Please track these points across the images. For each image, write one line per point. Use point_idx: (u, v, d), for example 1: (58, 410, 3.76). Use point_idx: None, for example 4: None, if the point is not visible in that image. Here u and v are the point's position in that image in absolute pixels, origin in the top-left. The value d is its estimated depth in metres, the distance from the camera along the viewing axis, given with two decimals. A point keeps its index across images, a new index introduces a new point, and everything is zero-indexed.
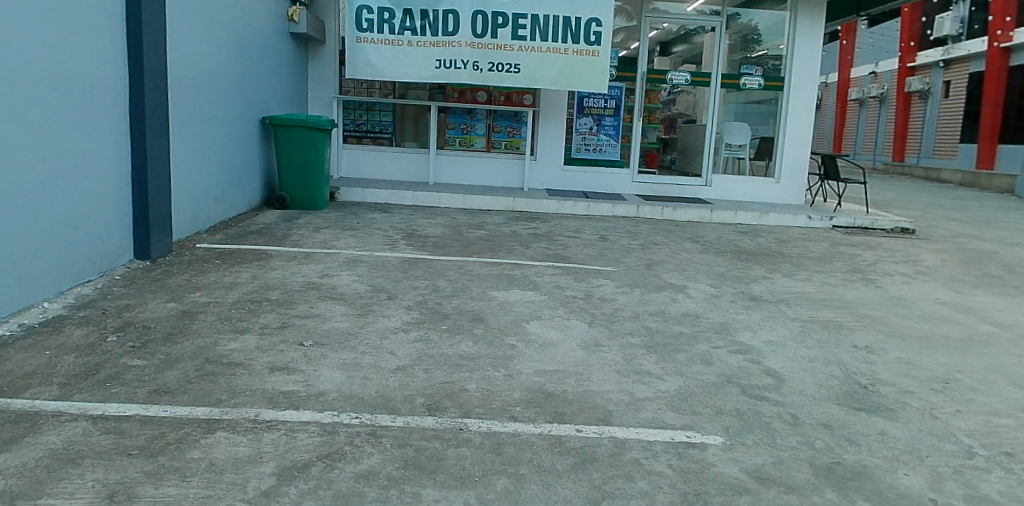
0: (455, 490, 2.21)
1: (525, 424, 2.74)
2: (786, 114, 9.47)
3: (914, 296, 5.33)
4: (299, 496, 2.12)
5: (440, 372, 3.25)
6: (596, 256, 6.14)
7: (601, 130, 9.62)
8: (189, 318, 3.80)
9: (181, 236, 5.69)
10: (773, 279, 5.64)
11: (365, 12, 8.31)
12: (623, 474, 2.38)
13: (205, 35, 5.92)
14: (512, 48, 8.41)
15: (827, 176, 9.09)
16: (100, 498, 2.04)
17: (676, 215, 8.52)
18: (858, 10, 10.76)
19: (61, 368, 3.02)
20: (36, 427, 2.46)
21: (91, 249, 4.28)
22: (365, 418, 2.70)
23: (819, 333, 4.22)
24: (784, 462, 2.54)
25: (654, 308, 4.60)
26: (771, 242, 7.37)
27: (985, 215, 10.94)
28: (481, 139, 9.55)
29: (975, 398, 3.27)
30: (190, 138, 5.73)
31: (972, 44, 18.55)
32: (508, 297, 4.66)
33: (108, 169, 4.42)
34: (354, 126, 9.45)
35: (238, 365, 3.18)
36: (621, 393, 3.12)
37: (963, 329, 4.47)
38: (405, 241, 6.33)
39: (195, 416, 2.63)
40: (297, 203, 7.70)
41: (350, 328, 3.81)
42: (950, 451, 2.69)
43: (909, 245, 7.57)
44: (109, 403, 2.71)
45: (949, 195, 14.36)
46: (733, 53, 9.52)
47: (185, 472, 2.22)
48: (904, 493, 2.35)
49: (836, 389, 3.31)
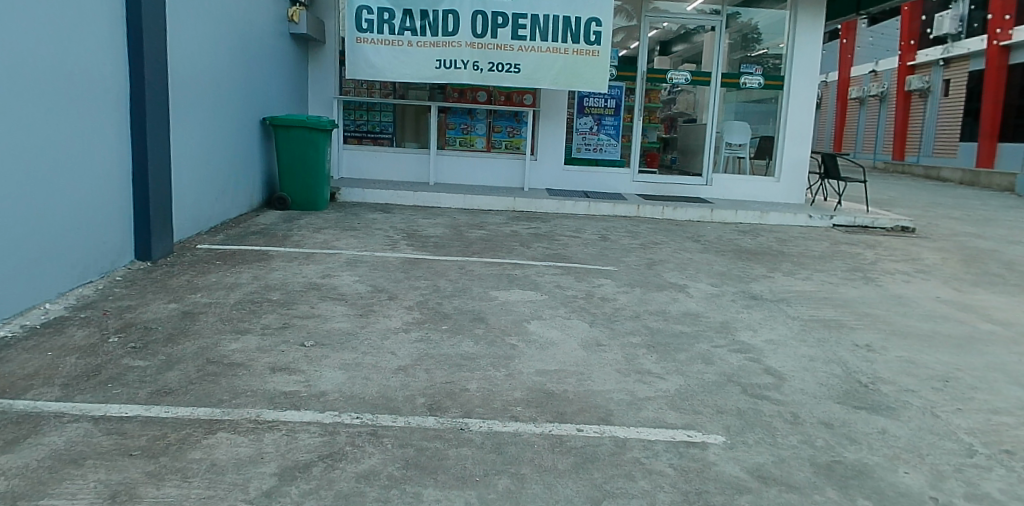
0: (455, 490, 2.21)
1: (526, 423, 2.74)
2: (786, 113, 9.47)
3: (915, 294, 5.32)
4: (300, 496, 2.12)
5: (441, 372, 3.25)
6: (596, 256, 6.14)
7: (601, 129, 9.62)
8: (190, 319, 3.81)
9: (181, 237, 5.70)
10: (773, 278, 5.64)
11: (364, 12, 8.31)
12: (624, 473, 2.38)
13: (205, 35, 5.93)
14: (512, 47, 8.41)
15: (828, 175, 9.08)
16: (101, 498, 2.05)
17: (677, 214, 8.52)
18: (858, 8, 10.73)
19: (63, 368, 3.03)
20: (38, 428, 2.47)
21: (92, 249, 4.29)
22: (366, 418, 2.70)
23: (819, 332, 4.22)
24: (785, 461, 2.54)
25: (655, 308, 4.60)
26: (771, 241, 7.36)
27: (985, 213, 10.93)
28: (481, 139, 9.55)
29: (975, 397, 3.27)
30: (190, 139, 5.74)
31: (972, 43, 18.54)
32: (508, 297, 4.67)
33: (109, 170, 4.43)
34: (354, 127, 9.45)
35: (240, 366, 3.19)
36: (621, 393, 3.12)
37: (963, 327, 4.47)
38: (405, 241, 6.33)
39: (196, 416, 2.64)
40: (298, 203, 7.70)
41: (351, 329, 3.81)
42: (950, 450, 2.70)
43: (910, 244, 7.57)
44: (111, 403, 2.72)
45: (950, 193, 14.34)
46: (733, 52, 9.52)
47: (186, 473, 2.22)
48: (905, 491, 2.35)
49: (837, 387, 3.31)
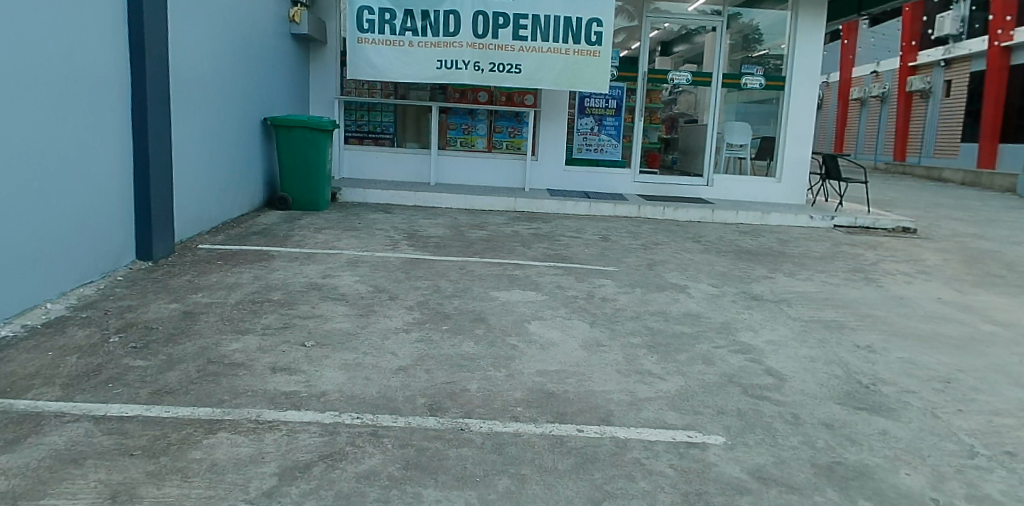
0: (455, 490, 2.21)
1: (527, 424, 2.74)
2: (787, 114, 9.47)
3: (916, 295, 5.31)
4: (300, 496, 2.12)
5: (441, 372, 3.26)
6: (597, 256, 6.14)
7: (602, 130, 9.62)
8: (191, 319, 3.81)
9: (183, 236, 5.71)
10: (774, 279, 5.63)
11: (365, 12, 8.31)
12: (623, 474, 2.38)
13: (206, 36, 5.93)
14: (513, 48, 8.42)
15: (829, 175, 9.08)
16: (102, 498, 2.05)
17: (678, 215, 8.51)
18: (860, 9, 10.70)
19: (63, 368, 3.03)
20: (38, 428, 2.47)
21: (93, 249, 4.29)
22: (367, 418, 2.70)
23: (820, 333, 4.22)
24: (785, 461, 2.54)
25: (656, 308, 4.60)
26: (772, 242, 7.36)
27: (987, 214, 10.90)
28: (482, 139, 9.55)
29: (976, 398, 3.26)
30: (191, 139, 5.75)
31: (972, 44, 18.55)
32: (509, 297, 4.67)
33: (110, 170, 4.43)
34: (355, 127, 9.47)
35: (240, 366, 3.19)
36: (622, 393, 3.12)
37: (964, 328, 4.47)
38: (406, 241, 6.33)
39: (196, 416, 2.64)
40: (299, 203, 7.70)
41: (352, 329, 3.82)
42: (952, 451, 2.69)
43: (911, 245, 7.57)
44: (112, 403, 2.72)
45: (951, 194, 14.36)
46: (734, 53, 9.51)
47: (187, 472, 2.23)
48: (906, 493, 2.35)
49: (838, 388, 3.31)
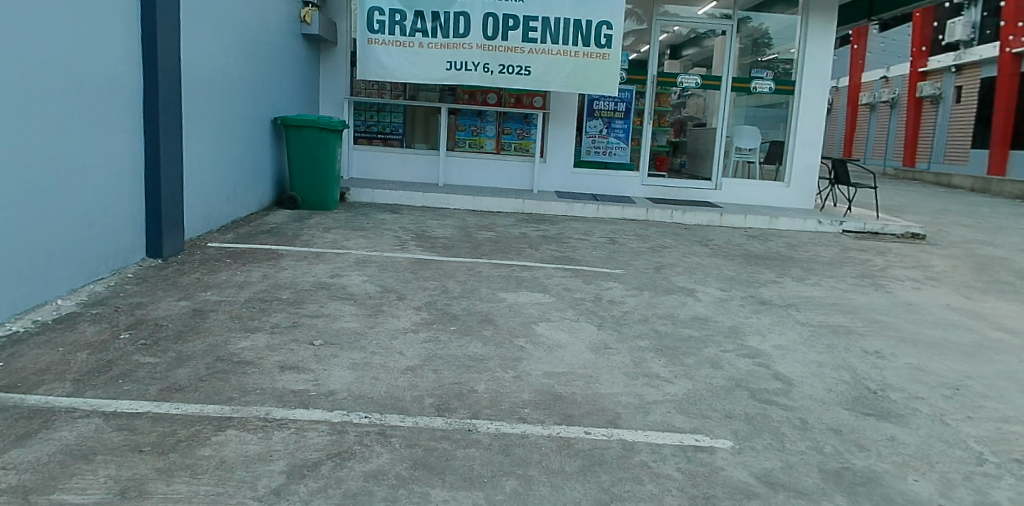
0: (463, 490, 2.22)
1: (534, 425, 2.74)
2: (797, 117, 9.44)
3: (925, 301, 5.29)
4: (308, 495, 2.13)
5: (450, 372, 3.27)
6: (605, 259, 6.16)
7: (611, 133, 9.59)
8: (201, 317, 3.82)
9: (193, 235, 5.74)
10: (782, 283, 5.61)
11: (376, 13, 8.32)
12: (631, 476, 2.38)
13: (218, 37, 5.97)
14: (523, 50, 8.45)
15: (836, 181, 9.03)
16: (111, 495, 2.05)
17: (686, 218, 8.52)
18: (870, 14, 10.63)
19: (76, 364, 3.06)
20: (49, 423, 2.49)
21: (103, 248, 4.32)
22: (375, 418, 2.71)
23: (829, 339, 4.20)
24: (793, 466, 2.53)
25: (663, 312, 4.59)
26: (781, 246, 7.35)
27: (997, 221, 10.85)
28: (490, 141, 9.56)
29: (986, 405, 3.25)
30: (203, 139, 5.80)
31: (984, 50, 18.52)
32: (517, 298, 4.69)
33: (121, 170, 4.46)
34: (365, 127, 9.50)
35: (249, 364, 3.20)
36: (630, 396, 3.12)
37: (973, 335, 4.44)
38: (415, 241, 6.37)
39: (206, 414, 2.66)
40: (307, 203, 7.74)
41: (359, 328, 3.83)
42: (961, 458, 2.68)
43: (919, 250, 7.55)
44: (121, 400, 2.74)
45: (959, 200, 14.30)
46: (744, 57, 9.50)
47: (195, 470, 2.24)
48: (914, 499, 2.34)
49: (848, 394, 3.30)
